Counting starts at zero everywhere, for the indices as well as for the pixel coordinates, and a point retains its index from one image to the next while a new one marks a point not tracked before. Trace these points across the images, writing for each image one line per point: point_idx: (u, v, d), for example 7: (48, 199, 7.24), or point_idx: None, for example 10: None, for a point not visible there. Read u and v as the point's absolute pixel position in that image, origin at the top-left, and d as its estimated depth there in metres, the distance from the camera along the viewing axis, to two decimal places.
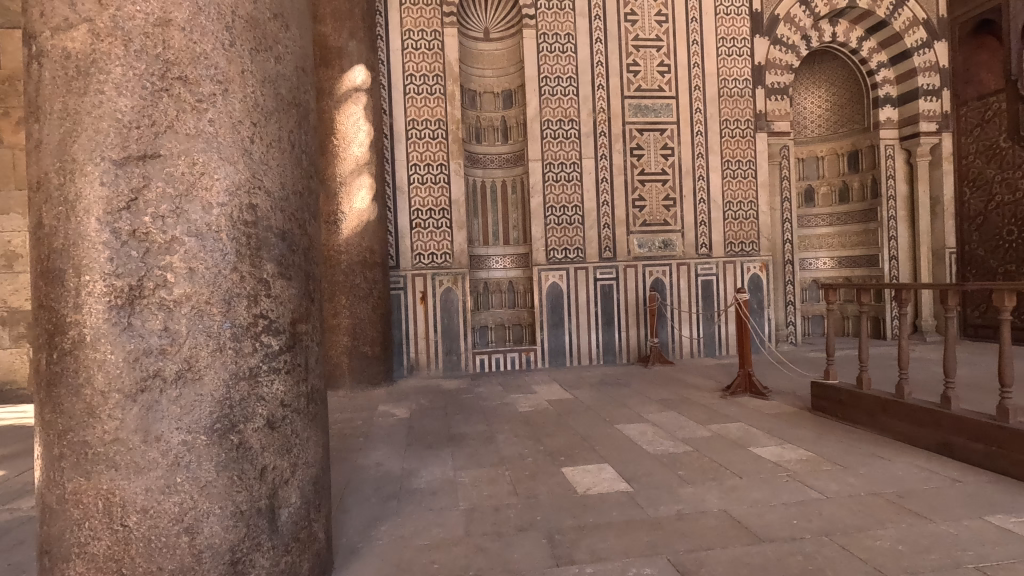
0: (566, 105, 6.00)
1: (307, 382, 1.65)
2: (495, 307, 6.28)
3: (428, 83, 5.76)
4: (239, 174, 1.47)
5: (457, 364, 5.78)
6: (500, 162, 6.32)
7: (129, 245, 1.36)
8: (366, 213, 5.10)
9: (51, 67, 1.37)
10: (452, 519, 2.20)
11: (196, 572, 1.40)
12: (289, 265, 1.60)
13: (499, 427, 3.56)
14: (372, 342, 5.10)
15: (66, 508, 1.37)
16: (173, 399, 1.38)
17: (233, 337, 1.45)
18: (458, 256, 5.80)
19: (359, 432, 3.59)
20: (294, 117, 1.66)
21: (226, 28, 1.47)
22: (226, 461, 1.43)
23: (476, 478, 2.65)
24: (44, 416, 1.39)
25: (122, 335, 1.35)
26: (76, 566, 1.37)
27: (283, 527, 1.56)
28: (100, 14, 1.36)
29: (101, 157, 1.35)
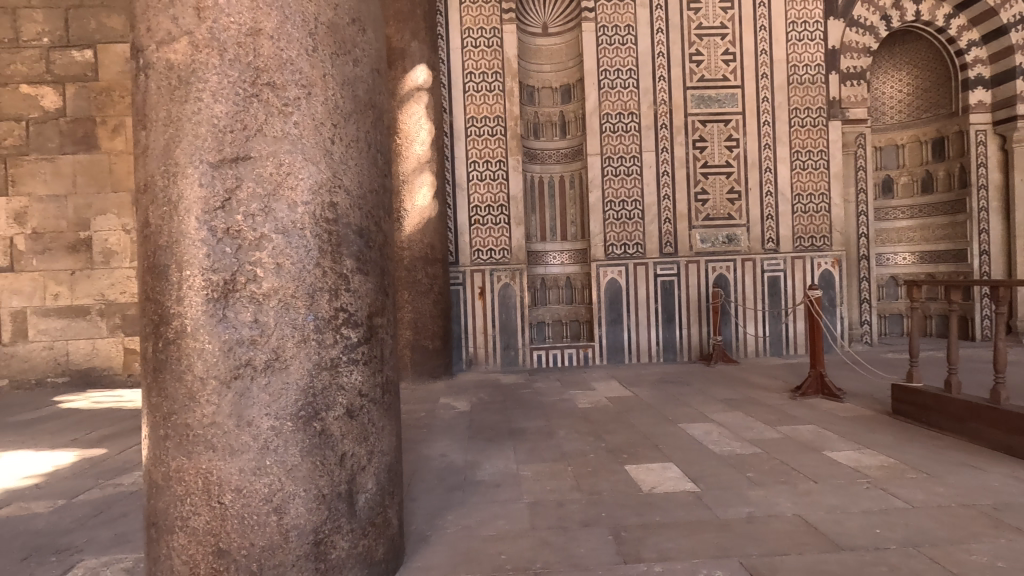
0: (625, 98, 5.90)
1: (383, 373, 1.72)
2: (553, 303, 6.27)
3: (487, 81, 5.82)
4: (321, 174, 1.55)
5: (514, 359, 5.82)
6: (558, 158, 6.30)
7: (223, 242, 1.45)
8: (427, 210, 5.22)
9: (156, 78, 1.48)
10: (516, 513, 2.23)
11: (283, 549, 1.49)
12: (366, 261, 1.66)
13: (559, 423, 3.56)
14: (432, 336, 5.22)
15: (170, 485, 1.49)
16: (263, 386, 1.47)
17: (316, 329, 1.52)
18: (517, 252, 5.84)
19: (422, 423, 3.68)
20: (370, 117, 1.71)
21: (309, 34, 1.54)
22: (310, 446, 1.52)
23: (538, 473, 2.67)
24: (151, 399, 1.52)
25: (218, 325, 1.45)
26: (179, 538, 1.49)
27: (360, 512, 1.63)
28: (199, 26, 1.45)
29: (199, 160, 1.45)
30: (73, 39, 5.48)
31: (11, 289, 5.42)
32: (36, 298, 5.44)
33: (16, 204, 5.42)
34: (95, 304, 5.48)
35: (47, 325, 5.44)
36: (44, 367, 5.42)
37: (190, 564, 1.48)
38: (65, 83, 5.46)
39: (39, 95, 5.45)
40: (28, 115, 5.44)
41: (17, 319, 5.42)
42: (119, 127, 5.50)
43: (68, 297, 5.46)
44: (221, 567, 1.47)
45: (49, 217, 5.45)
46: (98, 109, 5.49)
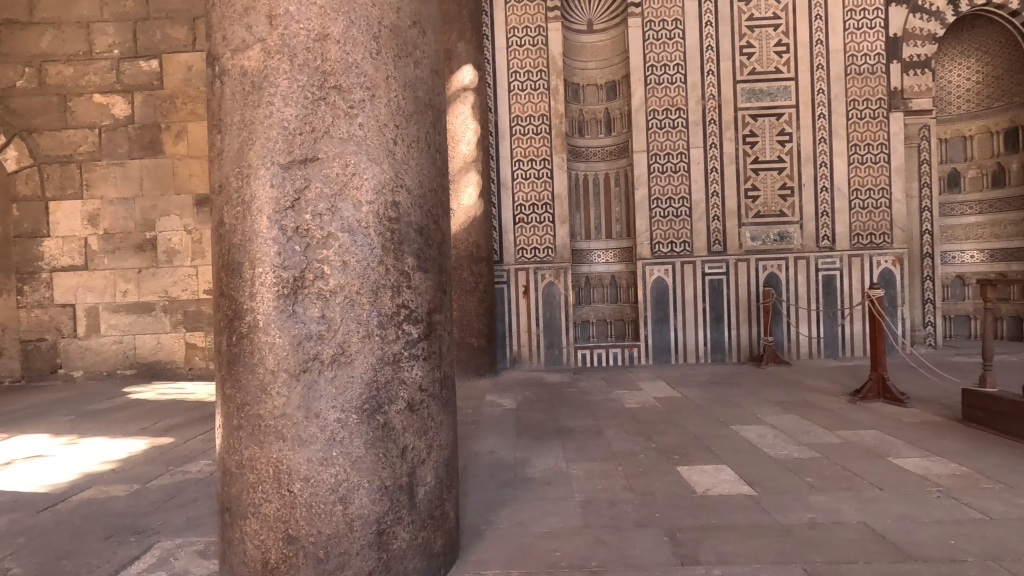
0: (672, 94, 5.80)
1: (441, 369, 1.75)
2: (597, 302, 6.23)
3: (532, 79, 5.82)
4: (384, 174, 1.59)
5: (558, 358, 5.82)
6: (603, 155, 6.24)
7: (293, 241, 1.51)
8: (473, 209, 5.29)
9: (231, 84, 1.55)
10: (568, 510, 2.23)
11: (348, 538, 1.54)
12: (426, 258, 1.69)
13: (607, 423, 3.54)
14: (477, 334, 5.27)
15: (243, 473, 1.56)
16: (330, 379, 1.52)
17: (379, 324, 1.57)
18: (561, 251, 5.83)
19: (470, 420, 3.73)
20: (430, 118, 1.75)
21: (373, 38, 1.58)
22: (373, 439, 1.56)
23: (589, 472, 2.66)
24: (226, 391, 1.59)
25: (289, 321, 1.50)
26: (251, 524, 1.55)
27: (421, 504, 1.67)
28: (271, 34, 1.51)
29: (271, 162, 1.52)
30: (140, 49, 5.79)
31: (85, 286, 5.78)
32: (107, 295, 5.78)
33: (90, 206, 5.78)
34: (160, 300, 5.78)
35: (117, 320, 5.78)
36: (115, 359, 5.77)
37: (261, 549, 1.55)
38: (133, 92, 5.78)
39: (110, 103, 5.79)
40: (101, 122, 5.79)
41: (91, 314, 5.78)
42: (182, 132, 5.78)
43: (135, 294, 5.79)
44: (290, 553, 1.53)
45: (119, 218, 5.78)
46: (163, 115, 5.79)
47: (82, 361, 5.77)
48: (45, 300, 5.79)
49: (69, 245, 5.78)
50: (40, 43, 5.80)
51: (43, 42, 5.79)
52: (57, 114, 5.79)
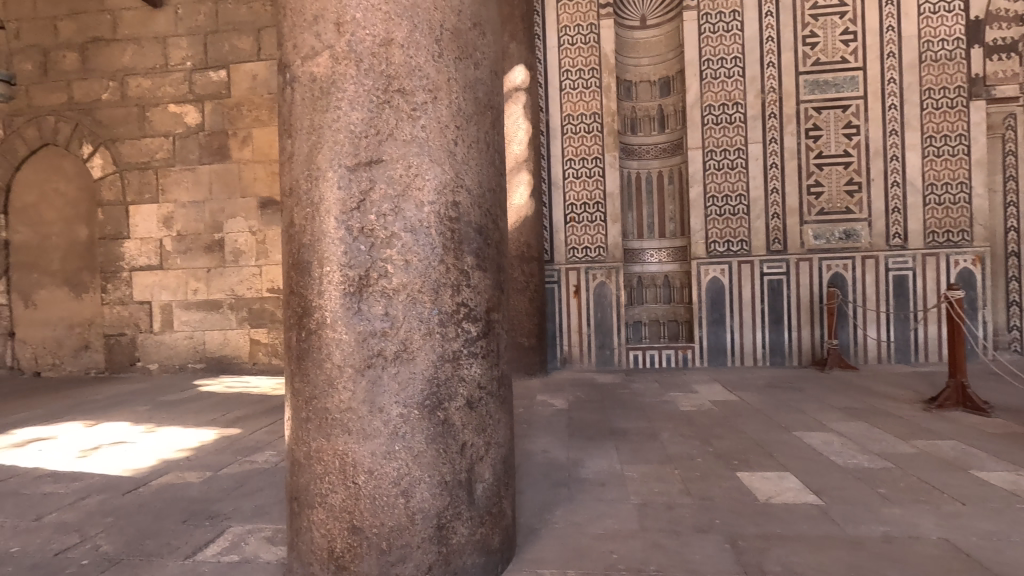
0: (729, 88, 5.62)
1: (499, 367, 1.76)
2: (649, 302, 6.11)
3: (584, 77, 5.78)
4: (446, 174, 1.62)
5: (610, 359, 5.75)
6: (656, 153, 6.12)
7: (358, 240, 1.56)
8: (524, 209, 5.32)
9: (301, 90, 1.62)
10: (625, 513, 2.20)
11: (410, 531, 1.57)
12: (485, 258, 1.71)
13: (662, 426, 3.47)
14: (528, 333, 5.29)
15: (311, 463, 1.62)
16: (392, 375, 1.56)
17: (440, 322, 1.59)
18: (613, 250, 5.76)
19: (522, 419, 3.74)
20: (489, 118, 1.76)
21: (435, 40, 1.61)
22: (434, 434, 1.59)
23: (644, 475, 2.61)
24: (295, 384, 1.66)
25: (354, 317, 1.55)
26: (318, 513, 1.62)
27: (479, 501, 1.69)
28: (339, 40, 1.57)
29: (338, 165, 1.57)
30: (210, 60, 6.12)
31: (161, 284, 6.17)
32: (180, 293, 6.15)
33: (165, 209, 6.16)
34: (227, 298, 6.09)
35: (188, 317, 6.14)
36: (186, 354, 6.12)
37: (327, 537, 1.60)
38: (204, 101, 6.12)
39: (184, 112, 6.15)
40: (175, 130, 6.16)
41: (165, 311, 6.16)
42: (248, 138, 6.07)
43: (205, 292, 6.12)
44: (355, 543, 1.57)
45: (191, 221, 6.13)
46: (230, 122, 6.09)
47: (157, 354, 6.16)
48: (126, 297, 6.22)
49: (147, 246, 6.18)
50: (122, 58, 6.23)
51: (125, 57, 6.23)
52: (136, 124, 6.21)
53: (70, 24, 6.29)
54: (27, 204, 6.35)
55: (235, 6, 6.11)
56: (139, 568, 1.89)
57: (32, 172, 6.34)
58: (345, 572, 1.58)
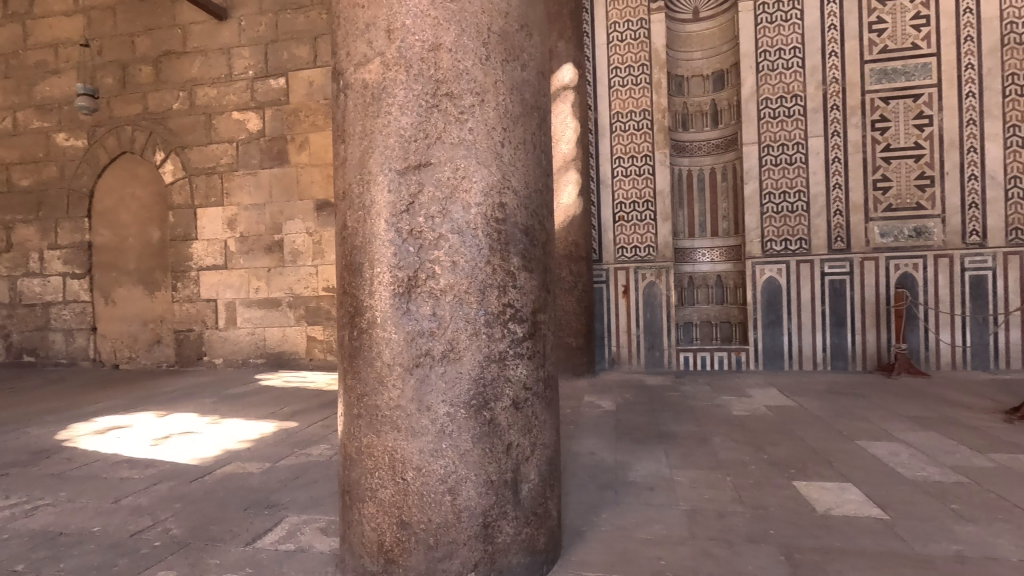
0: (788, 80, 5.40)
1: (545, 368, 1.76)
2: (701, 303, 5.94)
3: (633, 74, 5.68)
4: (492, 176, 1.63)
5: (659, 360, 5.64)
6: (709, 149, 5.96)
7: (408, 242, 1.59)
8: (572, 208, 5.29)
9: (354, 97, 1.67)
10: (673, 519, 2.15)
11: (456, 528, 1.60)
12: (531, 259, 1.72)
13: (713, 430, 3.37)
14: (575, 334, 5.27)
15: (362, 458, 1.67)
16: (440, 374, 1.58)
17: (486, 323, 1.61)
18: (663, 250, 5.64)
19: (569, 420, 3.72)
20: (536, 119, 1.77)
21: (483, 43, 1.63)
22: (480, 433, 1.61)
23: (694, 481, 2.55)
24: (347, 381, 1.72)
25: (403, 317, 1.59)
26: (369, 507, 1.67)
27: (524, 501, 1.70)
28: (389, 47, 1.61)
29: (388, 168, 1.61)
30: (271, 69, 6.40)
31: (225, 283, 6.51)
32: (243, 291, 6.47)
33: (229, 212, 6.50)
34: (285, 296, 6.35)
35: (250, 314, 6.45)
36: (248, 349, 6.44)
37: (377, 531, 1.65)
38: (265, 108, 6.40)
39: (246, 119, 6.46)
40: (238, 137, 6.48)
41: (229, 309, 6.50)
42: (305, 143, 6.31)
43: (266, 290, 6.41)
44: (403, 537, 1.61)
45: (252, 222, 6.44)
46: (289, 128, 6.35)
47: (222, 349, 6.50)
48: (194, 295, 6.60)
49: (213, 247, 6.54)
50: (191, 70, 6.61)
51: (193, 68, 6.60)
52: (203, 132, 6.57)
53: (145, 40, 6.73)
54: (108, 208, 6.85)
55: (294, 16, 6.37)
56: (204, 552, 2.00)
57: (113, 178, 6.84)
58: (394, 565, 1.62)
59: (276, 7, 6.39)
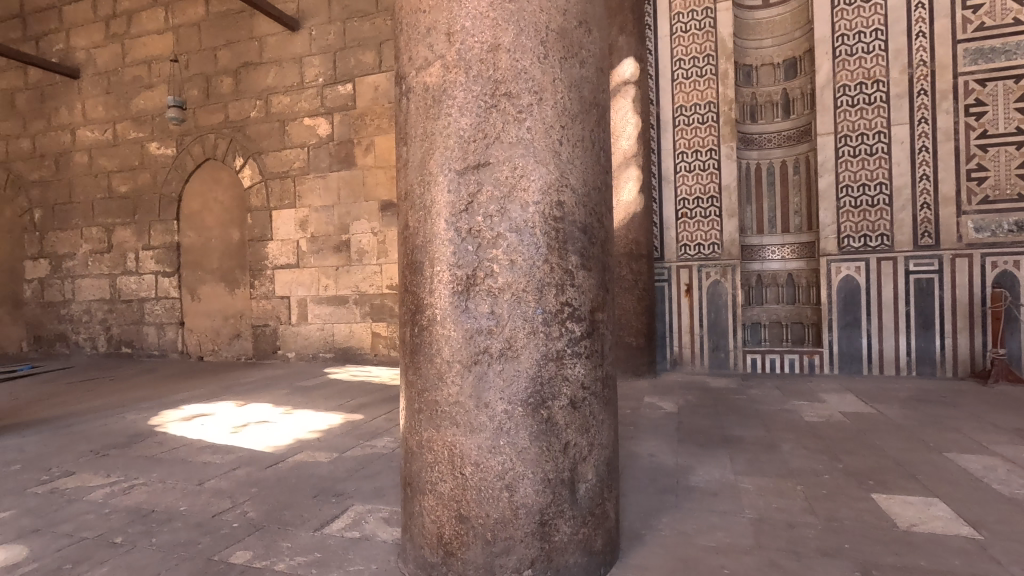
0: (868, 65, 5.05)
1: (603, 367, 1.75)
2: (770, 303, 5.68)
3: (698, 65, 5.50)
4: (550, 174, 1.64)
5: (725, 362, 5.44)
6: (779, 141, 5.69)
7: (466, 241, 1.61)
8: (633, 205, 5.20)
9: (415, 100, 1.71)
10: (738, 527, 2.07)
11: (514, 524, 1.61)
12: (589, 257, 1.71)
13: (783, 436, 3.21)
14: (636, 333, 5.18)
15: (422, 452, 1.72)
16: (498, 372, 1.60)
17: (544, 322, 1.61)
18: (729, 247, 5.43)
19: (628, 421, 3.66)
20: (595, 116, 1.76)
21: (541, 42, 1.63)
22: (537, 431, 1.61)
23: (760, 488, 2.44)
24: (408, 377, 1.76)
25: (462, 315, 1.62)
26: (429, 500, 1.71)
27: (581, 501, 1.70)
28: (449, 50, 1.64)
29: (448, 168, 1.64)
30: (339, 75, 6.67)
31: (298, 281, 6.85)
32: (313, 289, 6.78)
33: (301, 213, 6.83)
34: (352, 294, 6.62)
35: (320, 311, 6.76)
36: (318, 344, 6.75)
37: (437, 523, 1.69)
38: (334, 113, 6.69)
39: (317, 124, 6.76)
40: (309, 141, 6.80)
41: (301, 305, 6.84)
42: (371, 146, 6.54)
43: (334, 288, 6.70)
44: (462, 531, 1.64)
45: (322, 223, 6.74)
46: (356, 132, 6.60)
47: (294, 344, 6.86)
48: (269, 292, 7.00)
49: (286, 247, 6.90)
50: (267, 79, 7.00)
51: (269, 78, 6.98)
52: (278, 138, 6.94)
53: (226, 53, 7.20)
54: (194, 211, 7.38)
55: (360, 23, 6.61)
56: (278, 535, 2.12)
57: (198, 183, 7.37)
58: (453, 558, 1.66)
59: (344, 15, 6.66)
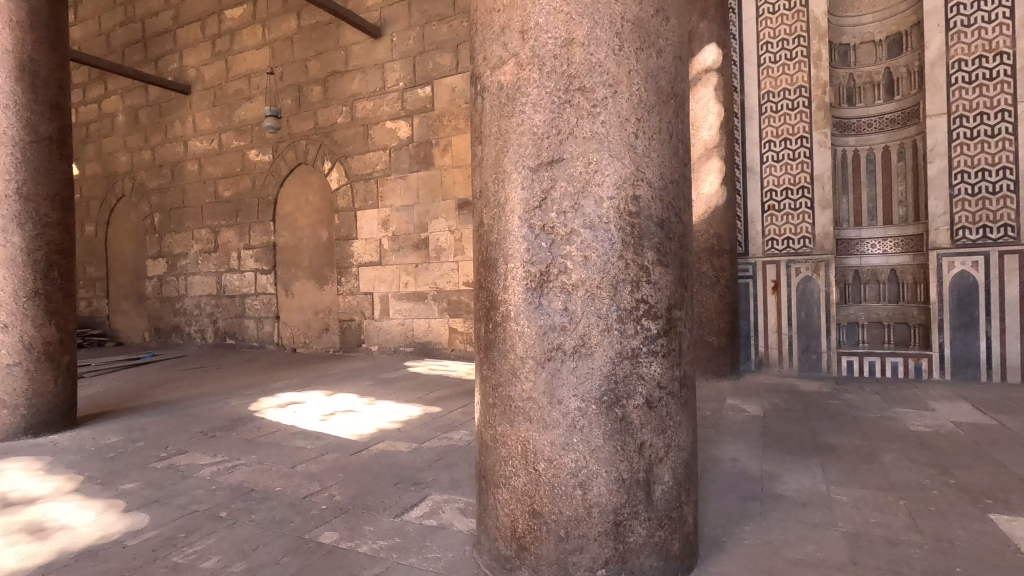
0: (989, 36, 4.51)
1: (680, 367, 1.70)
2: (869, 301, 5.25)
3: (787, 47, 5.17)
4: (626, 169, 1.61)
5: (816, 364, 5.09)
6: (881, 125, 5.23)
7: (540, 238, 1.61)
8: (714, 198, 4.97)
9: (490, 99, 1.73)
10: (830, 541, 1.93)
11: (587, 522, 1.60)
12: (666, 252, 1.66)
13: (883, 446, 2.96)
14: (717, 332, 4.96)
15: (496, 446, 1.74)
16: (571, 369, 1.59)
17: (618, 319, 1.59)
18: (822, 241, 5.07)
19: (709, 423, 3.52)
20: (672, 107, 1.71)
21: (616, 34, 1.60)
22: (612, 430, 1.59)
23: (857, 501, 2.26)
24: (483, 372, 1.79)
25: (535, 312, 1.62)
26: (503, 494, 1.73)
27: (657, 503, 1.66)
28: (523, 47, 1.64)
29: (522, 166, 1.64)
30: (418, 78, 6.90)
31: (380, 278, 7.17)
32: (394, 285, 7.07)
33: (383, 213, 7.14)
34: (430, 290, 6.83)
35: (401, 306, 7.03)
36: (399, 338, 7.03)
37: (511, 517, 1.71)
38: (413, 115, 6.92)
39: (398, 127, 7.03)
40: (391, 144, 7.08)
41: (384, 301, 7.15)
42: (448, 146, 6.71)
43: (414, 284, 6.95)
44: (535, 526, 1.65)
45: (403, 222, 7.01)
46: (434, 133, 6.79)
47: (377, 338, 7.19)
48: (355, 288, 7.37)
49: (370, 245, 7.24)
50: (352, 86, 7.36)
51: (354, 84, 7.34)
52: (362, 141, 7.29)
53: (316, 63, 7.65)
54: (288, 213, 7.93)
55: (438, 26, 6.79)
56: (361, 519, 2.24)
57: (292, 187, 7.89)
58: (526, 553, 1.67)
59: (423, 20, 6.87)
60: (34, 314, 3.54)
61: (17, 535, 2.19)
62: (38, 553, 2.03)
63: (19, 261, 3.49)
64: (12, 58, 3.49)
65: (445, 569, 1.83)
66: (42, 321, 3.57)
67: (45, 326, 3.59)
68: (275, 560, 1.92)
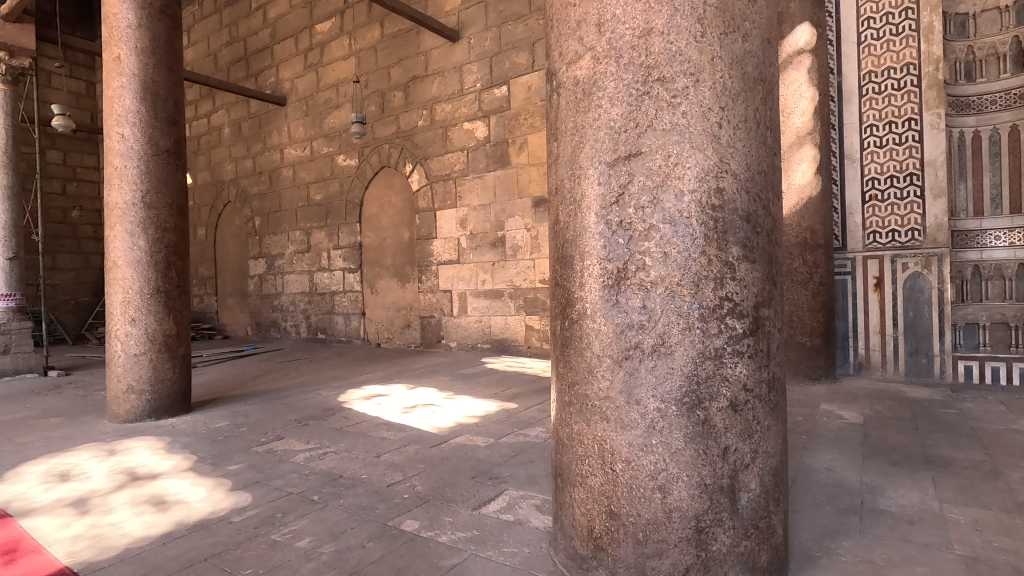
0: None
1: (769, 369, 1.62)
2: (991, 299, 4.68)
3: (891, 21, 4.73)
4: (708, 160, 1.54)
5: (927, 369, 4.63)
6: (1008, 102, 4.66)
7: (617, 234, 1.58)
8: (807, 188, 4.64)
9: (566, 95, 1.71)
10: (943, 564, 1.75)
11: (667, 527, 1.55)
12: (753, 247, 1.58)
13: (1010, 462, 2.64)
14: (810, 333, 4.64)
15: (573, 445, 1.72)
16: (650, 368, 1.54)
17: (700, 318, 1.52)
18: (934, 233, 4.58)
19: (802, 429, 3.29)
20: (759, 93, 1.63)
21: (698, 20, 1.54)
22: (693, 433, 1.54)
23: (976, 522, 2.03)
24: (559, 369, 1.78)
25: (612, 309, 1.58)
26: (580, 492, 1.71)
27: (743, 511, 1.58)
28: (599, 41, 1.61)
29: (599, 162, 1.61)
30: (495, 79, 6.98)
31: (458, 275, 7.34)
32: (472, 283, 7.21)
33: (461, 213, 7.30)
34: (507, 288, 6.90)
35: (478, 304, 7.16)
36: (478, 336, 7.16)
37: (587, 516, 1.69)
38: (490, 115, 7.01)
39: (475, 128, 7.15)
40: (469, 144, 7.22)
41: (462, 298, 7.31)
42: (524, 144, 6.74)
43: (490, 282, 7.05)
44: (613, 527, 1.62)
45: (480, 222, 7.12)
46: (511, 132, 6.85)
47: (455, 334, 7.38)
48: (434, 286, 7.60)
49: (448, 244, 7.44)
50: (432, 89, 7.58)
51: (434, 88, 7.56)
52: (441, 143, 7.50)
53: (398, 69, 7.96)
54: (372, 214, 8.33)
55: (515, 26, 6.84)
56: (440, 509, 2.30)
57: (375, 189, 8.28)
58: (603, 554, 1.64)
59: (499, 21, 6.94)
60: (156, 310, 3.95)
61: (144, 506, 2.46)
62: (159, 523, 2.27)
63: (144, 261, 3.91)
64: (137, 81, 3.91)
65: (522, 565, 1.84)
66: (163, 316, 3.98)
67: (165, 321, 3.99)
68: (361, 545, 2.02)
